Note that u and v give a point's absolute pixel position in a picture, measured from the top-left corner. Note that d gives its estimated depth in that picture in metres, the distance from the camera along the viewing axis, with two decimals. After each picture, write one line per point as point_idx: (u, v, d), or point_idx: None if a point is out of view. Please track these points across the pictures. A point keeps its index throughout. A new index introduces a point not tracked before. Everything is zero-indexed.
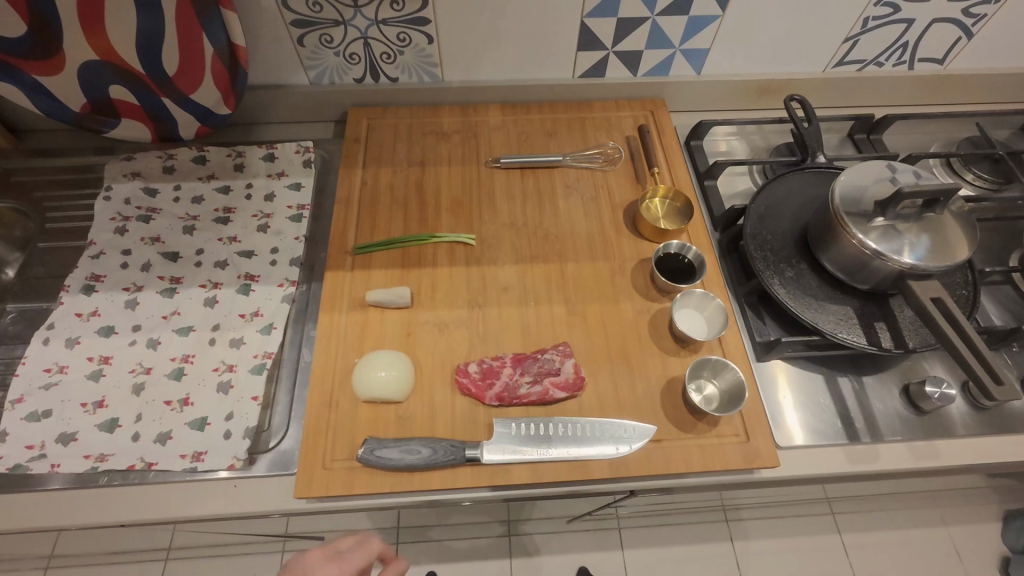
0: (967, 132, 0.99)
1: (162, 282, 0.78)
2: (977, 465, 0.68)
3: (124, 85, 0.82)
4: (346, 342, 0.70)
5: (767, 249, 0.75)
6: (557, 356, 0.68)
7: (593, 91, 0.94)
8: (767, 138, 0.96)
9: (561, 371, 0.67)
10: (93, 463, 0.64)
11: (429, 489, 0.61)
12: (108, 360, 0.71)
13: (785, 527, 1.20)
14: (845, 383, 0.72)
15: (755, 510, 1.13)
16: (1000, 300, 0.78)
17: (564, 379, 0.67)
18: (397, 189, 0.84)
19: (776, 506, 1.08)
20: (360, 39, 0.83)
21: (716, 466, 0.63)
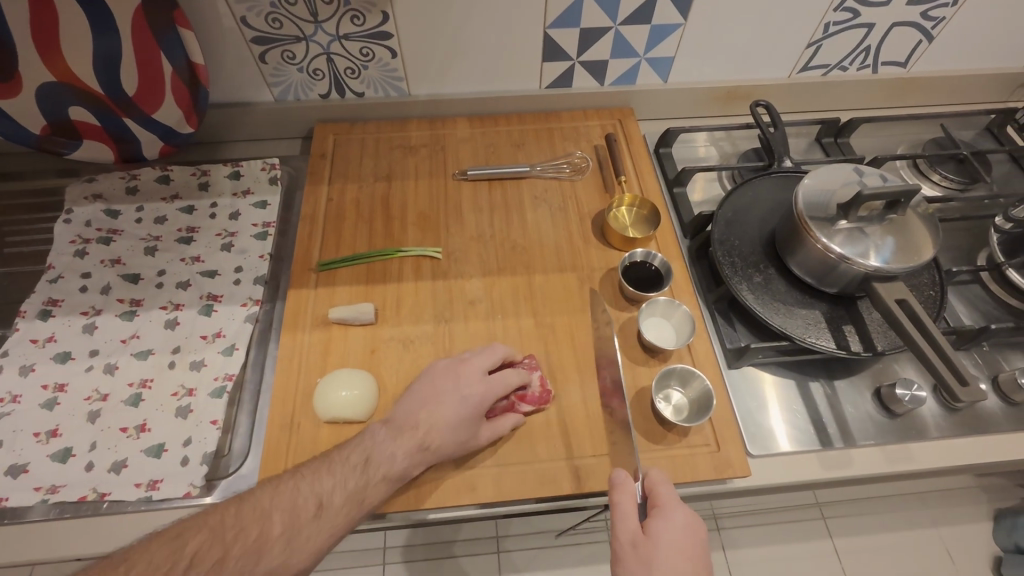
0: (933, 133, 1.00)
1: (122, 306, 0.76)
2: (952, 467, 0.67)
3: (83, 105, 0.80)
4: (309, 361, 0.68)
5: (735, 255, 0.75)
6: (524, 368, 0.67)
7: (561, 102, 0.94)
8: (735, 144, 0.96)
9: (527, 385, 0.66)
10: (43, 495, 0.61)
11: (393, 510, 0.59)
12: (63, 387, 0.69)
13: (774, 534, 1.18)
14: (817, 388, 0.71)
15: (744, 518, 1.11)
16: (969, 299, 0.78)
17: (531, 393, 0.66)
18: (364, 204, 0.83)
19: (764, 512, 1.06)
20: (322, 56, 0.83)
21: (686, 477, 0.62)
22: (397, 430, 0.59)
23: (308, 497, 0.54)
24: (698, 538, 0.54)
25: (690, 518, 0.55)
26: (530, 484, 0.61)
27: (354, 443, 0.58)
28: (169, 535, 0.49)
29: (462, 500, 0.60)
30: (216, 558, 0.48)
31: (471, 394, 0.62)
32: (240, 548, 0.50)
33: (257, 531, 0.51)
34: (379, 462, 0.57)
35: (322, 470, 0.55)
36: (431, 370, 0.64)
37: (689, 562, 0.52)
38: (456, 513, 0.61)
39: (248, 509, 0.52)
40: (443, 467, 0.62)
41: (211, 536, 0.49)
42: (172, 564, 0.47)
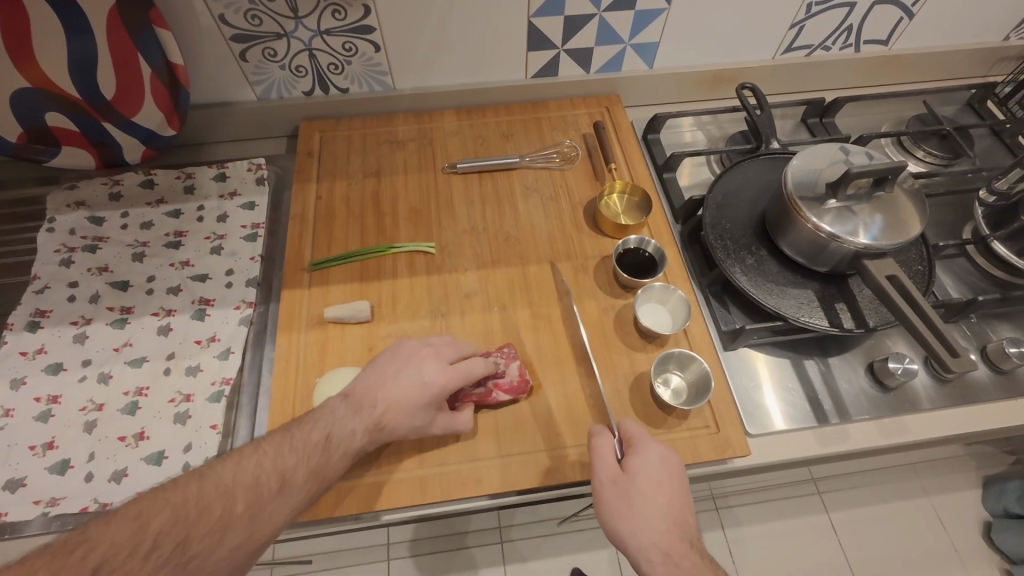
0: (915, 111, 1.01)
1: (112, 314, 0.75)
2: (943, 437, 0.69)
3: (61, 111, 0.79)
4: (307, 361, 0.68)
5: (727, 238, 0.75)
6: (503, 357, 0.67)
7: (547, 91, 0.93)
8: (722, 128, 0.96)
9: (506, 374, 0.66)
10: (43, 509, 0.61)
11: (399, 505, 0.60)
12: (57, 399, 0.68)
13: (773, 510, 1.19)
14: (812, 366, 0.72)
15: (744, 496, 1.12)
16: (957, 273, 0.79)
17: (508, 382, 0.65)
18: (354, 201, 0.82)
19: (762, 489, 1.07)
20: (304, 52, 0.81)
21: (687, 459, 0.63)
22: (356, 407, 0.58)
23: (271, 474, 0.52)
24: (673, 468, 0.57)
25: (665, 453, 0.57)
26: (532, 474, 0.61)
27: (312, 422, 0.57)
28: (128, 515, 0.47)
29: (467, 492, 0.60)
30: (179, 540, 0.47)
31: (438, 377, 0.61)
32: (204, 527, 0.48)
33: (221, 509, 0.50)
34: (337, 440, 0.56)
35: (285, 447, 0.54)
36: (390, 350, 0.63)
37: (668, 491, 0.55)
38: (461, 505, 0.61)
39: (211, 486, 0.51)
40: (446, 462, 0.62)
41: (175, 515, 0.48)
42: (134, 546, 0.46)
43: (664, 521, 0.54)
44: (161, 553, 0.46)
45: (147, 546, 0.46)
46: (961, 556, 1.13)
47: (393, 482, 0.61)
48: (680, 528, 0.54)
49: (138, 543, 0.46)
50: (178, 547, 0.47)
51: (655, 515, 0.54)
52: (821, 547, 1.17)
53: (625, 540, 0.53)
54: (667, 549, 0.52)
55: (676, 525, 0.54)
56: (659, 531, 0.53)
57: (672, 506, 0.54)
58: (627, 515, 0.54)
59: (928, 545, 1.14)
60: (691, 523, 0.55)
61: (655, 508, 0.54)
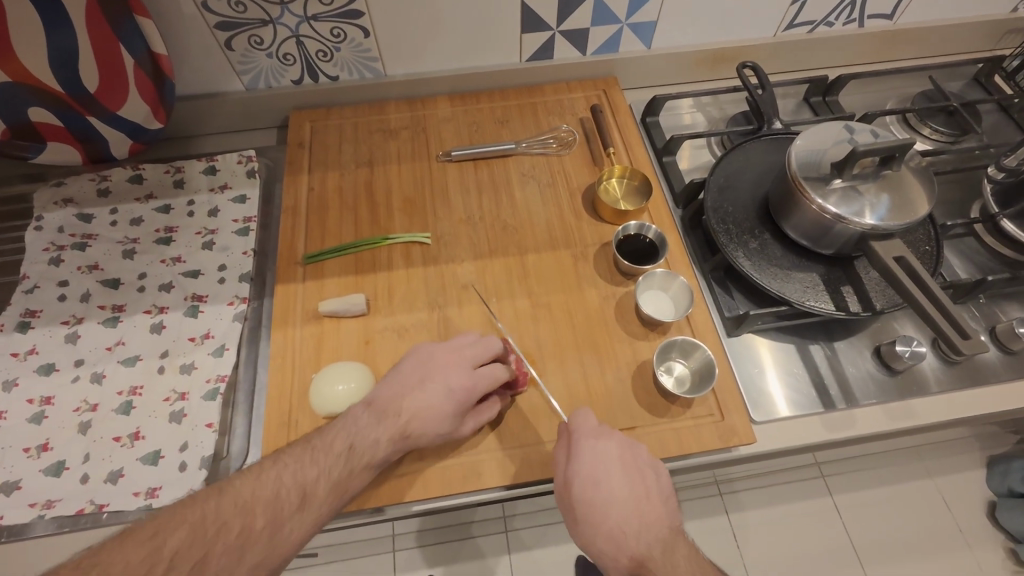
0: (920, 86, 0.98)
1: (104, 312, 0.74)
2: (951, 420, 0.67)
3: (44, 106, 0.76)
4: (303, 356, 0.67)
5: (729, 222, 0.73)
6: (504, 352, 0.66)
7: (543, 75, 0.91)
8: (723, 109, 0.94)
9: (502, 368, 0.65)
10: (39, 511, 0.60)
11: (400, 501, 0.59)
12: (50, 400, 0.67)
13: (779, 495, 1.17)
14: (817, 351, 0.71)
15: (751, 481, 1.10)
16: (965, 252, 0.78)
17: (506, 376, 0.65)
18: (347, 192, 0.80)
19: (768, 474, 1.06)
20: (292, 39, 0.79)
21: (692, 449, 0.61)
22: (379, 415, 0.58)
23: (290, 489, 0.52)
24: (611, 460, 0.56)
25: (601, 446, 0.56)
26: (534, 467, 0.61)
27: (335, 430, 0.57)
28: (144, 533, 0.47)
29: (469, 486, 0.59)
30: (197, 559, 0.47)
31: (459, 383, 0.60)
32: (222, 546, 0.48)
33: (239, 526, 0.50)
34: (361, 449, 0.56)
35: (306, 459, 0.54)
36: (414, 352, 0.62)
37: (609, 488, 0.55)
38: (463, 499, 0.61)
39: (229, 502, 0.51)
40: (447, 456, 0.61)
41: (192, 535, 0.48)
42: (149, 566, 0.45)
43: (609, 521, 0.54)
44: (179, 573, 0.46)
45: (163, 566, 0.46)
46: (964, 535, 1.13)
47: (393, 478, 0.60)
48: (630, 521, 0.54)
49: (153, 564, 0.46)
50: (197, 566, 0.47)
51: (598, 518, 0.54)
52: (824, 530, 1.17)
53: (583, 547, 0.56)
54: (617, 547, 0.53)
55: (626, 518, 0.54)
56: (605, 534, 0.53)
57: (615, 501, 0.54)
58: (575, 525, 0.55)
59: (930, 525, 1.14)
60: (648, 508, 0.54)
61: (596, 513, 0.54)
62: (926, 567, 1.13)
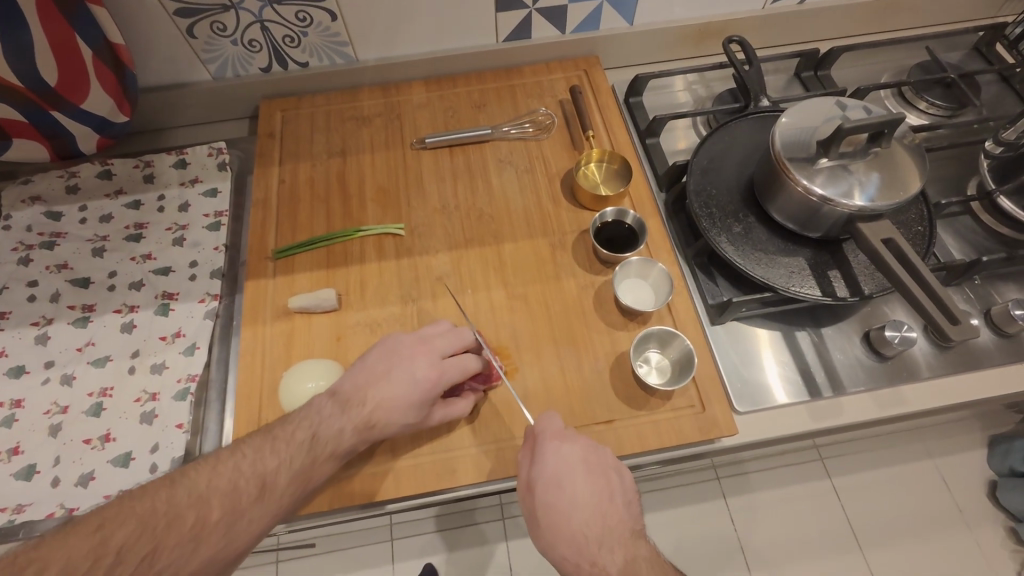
0: (918, 58, 0.94)
1: (74, 312, 0.72)
2: (942, 407, 0.65)
3: (5, 103, 0.73)
4: (273, 354, 0.65)
5: (713, 205, 0.71)
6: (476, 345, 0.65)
7: (521, 56, 0.87)
8: (710, 87, 0.90)
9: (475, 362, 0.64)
10: (10, 516, 0.59)
11: (372, 500, 0.58)
12: (20, 403, 0.66)
13: (782, 476, 1.08)
14: (803, 337, 0.68)
15: (762, 462, 1.02)
16: (960, 231, 0.75)
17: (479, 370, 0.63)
18: (318, 183, 0.78)
19: (770, 457, 0.97)
20: (256, 24, 0.76)
21: (672, 442, 0.60)
22: (343, 404, 0.56)
23: (248, 479, 0.51)
24: (576, 462, 0.55)
25: (566, 448, 0.55)
26: (510, 464, 0.60)
27: (297, 420, 0.56)
28: (89, 526, 0.46)
29: (443, 484, 0.58)
30: (146, 552, 0.46)
31: (424, 375, 0.58)
32: (174, 538, 0.47)
33: (193, 518, 0.48)
34: (324, 439, 0.54)
35: (265, 450, 0.53)
36: (380, 344, 0.61)
37: (573, 491, 0.54)
38: (438, 496, 0.59)
39: (182, 493, 0.49)
40: (420, 453, 0.60)
41: (141, 527, 0.47)
42: (95, 559, 0.44)
43: (571, 524, 0.53)
44: (126, 566, 0.45)
45: (110, 560, 0.45)
46: (968, 519, 1.03)
47: (365, 477, 0.59)
48: (592, 524, 0.53)
49: (98, 558, 0.45)
50: (146, 559, 0.46)
51: (560, 521, 0.53)
52: (822, 515, 1.07)
53: (543, 552, 0.55)
54: (578, 551, 0.52)
55: (588, 521, 0.53)
56: (566, 538, 0.53)
57: (579, 504, 0.54)
58: (536, 529, 0.54)
59: (933, 507, 1.05)
60: (611, 511, 0.54)
61: (558, 517, 0.53)
62: (928, 550, 1.03)
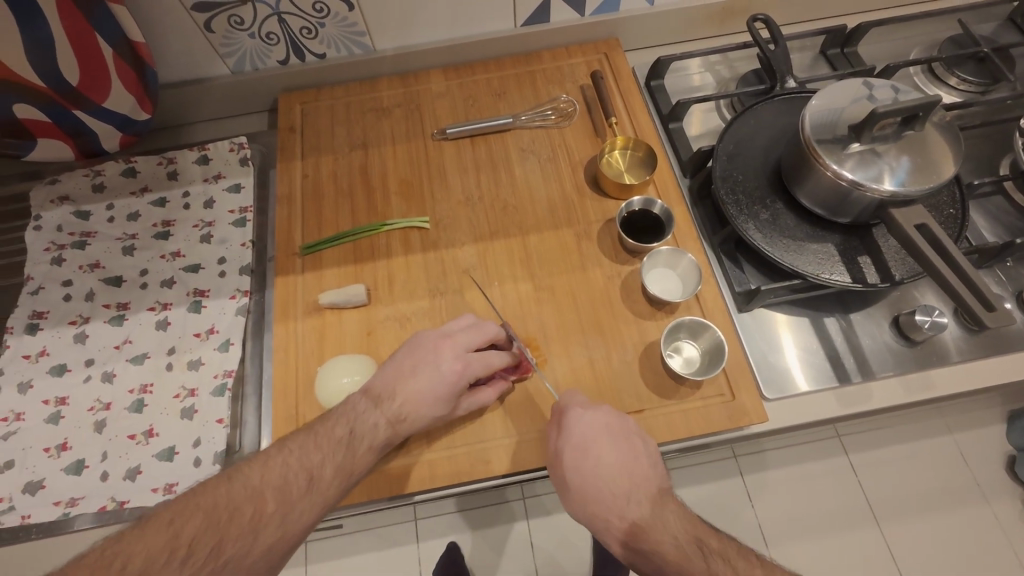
0: (948, 31, 0.91)
1: (109, 311, 0.74)
2: (973, 390, 0.65)
3: (29, 103, 0.73)
4: (306, 350, 0.66)
5: (740, 192, 0.70)
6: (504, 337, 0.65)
7: (539, 40, 0.86)
8: (733, 67, 0.88)
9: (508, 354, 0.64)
10: (64, 509, 0.62)
11: (410, 490, 0.60)
12: (65, 401, 0.68)
13: (801, 453, 1.09)
14: (832, 323, 0.68)
15: (777, 441, 1.03)
16: (992, 212, 0.74)
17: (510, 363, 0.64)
18: (342, 177, 0.78)
19: (790, 436, 0.98)
20: (273, 16, 0.75)
21: (702, 430, 0.61)
22: (375, 400, 0.58)
23: (297, 473, 0.53)
24: (600, 428, 0.56)
25: (588, 414, 0.57)
26: (544, 453, 0.61)
27: (335, 417, 0.57)
28: (162, 521, 0.48)
29: (477, 474, 0.60)
30: (213, 543, 0.48)
31: (451, 368, 0.59)
32: (236, 529, 0.49)
33: (251, 510, 0.50)
34: (362, 433, 0.56)
35: (310, 445, 0.54)
36: (408, 344, 0.61)
37: (598, 453, 0.55)
38: (472, 485, 0.61)
39: (239, 487, 0.51)
40: (454, 444, 0.61)
41: (206, 521, 0.49)
42: (170, 552, 0.47)
43: (599, 485, 0.55)
44: (197, 558, 0.47)
45: (183, 552, 0.47)
46: (985, 493, 1.03)
47: (401, 468, 0.60)
48: (619, 483, 0.54)
49: (173, 550, 0.47)
50: (213, 551, 0.48)
51: (587, 482, 0.55)
52: (839, 491, 1.07)
53: (574, 514, 0.56)
54: (608, 508, 0.54)
55: (614, 480, 0.55)
56: (595, 497, 0.54)
57: (604, 465, 0.55)
58: (565, 492, 0.56)
59: (951, 482, 1.04)
60: (637, 470, 0.55)
61: (585, 479, 0.55)
62: (944, 526, 1.03)
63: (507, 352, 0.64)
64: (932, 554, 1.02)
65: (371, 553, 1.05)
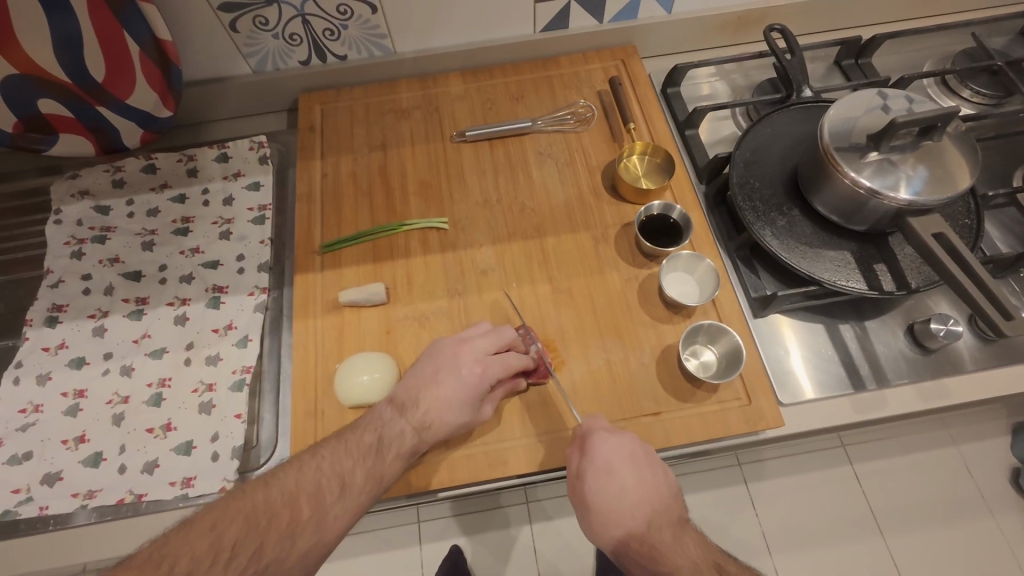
0: (961, 43, 0.92)
1: (128, 305, 0.74)
2: (986, 399, 0.66)
3: (54, 98, 0.75)
4: (325, 347, 0.67)
5: (757, 198, 0.71)
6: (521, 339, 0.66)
7: (557, 45, 0.87)
8: (748, 76, 0.89)
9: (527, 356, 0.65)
10: (82, 501, 0.62)
11: (428, 489, 0.60)
12: (83, 393, 0.68)
13: (806, 462, 1.09)
14: (847, 330, 0.69)
15: (778, 449, 1.03)
16: (1004, 223, 0.75)
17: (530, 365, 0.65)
18: (360, 177, 0.79)
19: (795, 444, 0.98)
20: (297, 18, 0.76)
21: (719, 433, 0.61)
22: (401, 407, 0.59)
23: (330, 478, 0.54)
24: (624, 453, 0.56)
25: (614, 440, 0.57)
26: (563, 454, 0.61)
27: (364, 424, 0.58)
28: (204, 524, 0.49)
29: (494, 473, 0.60)
30: (254, 547, 0.50)
31: (469, 369, 0.60)
32: (275, 534, 0.51)
33: (289, 515, 0.52)
34: (390, 440, 0.57)
35: (342, 453, 0.55)
36: (429, 348, 0.62)
37: (621, 478, 0.56)
38: (491, 485, 0.62)
39: (276, 492, 0.53)
40: (473, 444, 0.62)
41: (247, 524, 0.50)
42: (214, 556, 0.48)
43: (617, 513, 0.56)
44: (240, 560, 0.49)
45: (227, 554, 0.48)
46: (989, 504, 1.03)
47: (420, 466, 0.61)
48: (638, 509, 0.55)
49: (218, 552, 0.48)
50: (254, 555, 0.49)
51: (609, 506, 0.55)
52: (842, 500, 1.06)
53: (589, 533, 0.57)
54: (624, 531, 0.55)
55: (634, 507, 0.55)
56: (614, 521, 0.55)
57: (627, 492, 0.56)
58: (586, 514, 0.57)
59: (957, 494, 1.04)
60: (657, 497, 0.56)
61: (607, 501, 0.56)
62: (950, 537, 1.03)
63: (525, 355, 0.64)
64: (937, 566, 1.02)
65: (374, 555, 1.04)
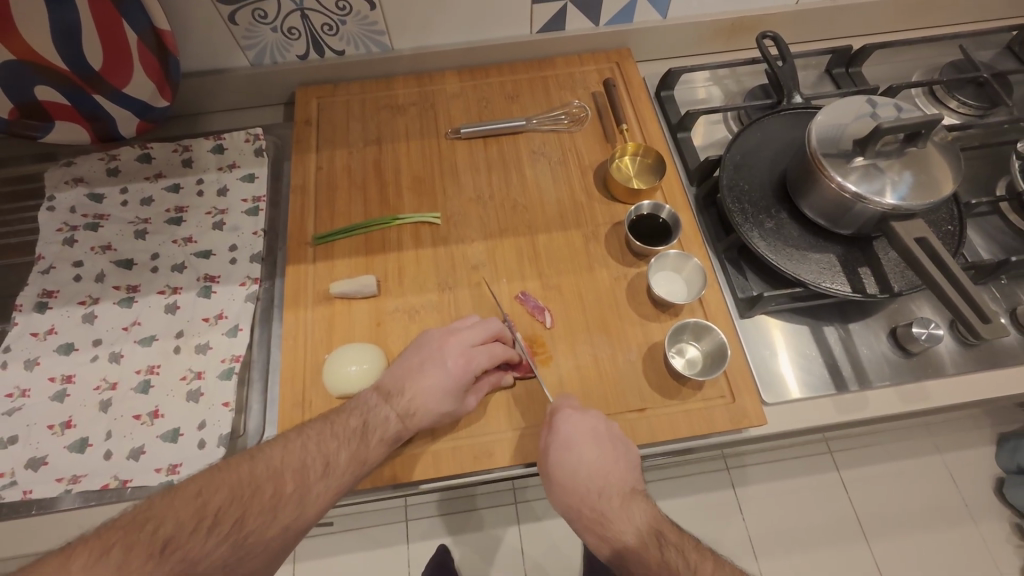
0: (950, 56, 0.94)
1: (119, 292, 0.74)
2: (967, 403, 0.67)
3: (51, 84, 0.75)
4: (314, 339, 0.67)
5: (745, 201, 0.72)
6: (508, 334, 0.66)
7: (553, 47, 0.88)
8: (741, 82, 0.90)
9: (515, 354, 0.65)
10: (66, 486, 0.62)
11: (413, 480, 0.60)
12: (71, 378, 0.68)
13: (793, 468, 1.09)
14: (831, 332, 0.70)
15: (762, 455, 1.03)
16: (987, 231, 0.76)
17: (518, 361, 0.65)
18: (355, 171, 0.79)
19: (781, 451, 0.99)
20: (296, 12, 0.77)
21: (703, 430, 0.62)
22: (385, 396, 0.59)
23: (315, 458, 0.54)
24: (585, 430, 0.58)
25: (577, 418, 0.58)
26: None
27: (350, 408, 0.58)
28: (191, 491, 0.50)
29: (479, 465, 0.60)
30: (236, 517, 0.50)
31: (454, 363, 0.60)
32: (258, 506, 0.51)
33: (272, 490, 0.52)
34: (375, 426, 0.57)
35: (327, 434, 0.56)
36: (417, 340, 0.63)
37: (580, 453, 0.57)
38: (475, 477, 0.62)
39: (261, 466, 0.53)
40: (459, 436, 0.62)
41: (231, 494, 0.51)
42: (198, 521, 0.49)
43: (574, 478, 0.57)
44: (222, 528, 0.50)
45: (209, 521, 0.49)
46: (972, 512, 1.04)
47: (404, 457, 0.61)
48: (596, 486, 0.57)
49: (201, 518, 0.49)
50: (237, 523, 0.50)
51: (566, 476, 0.58)
52: (827, 506, 1.07)
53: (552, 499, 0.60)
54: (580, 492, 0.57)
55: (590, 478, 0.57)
56: (575, 498, 0.57)
57: (584, 464, 0.57)
58: (547, 481, 0.59)
59: (942, 502, 1.05)
60: (613, 473, 0.57)
61: (568, 481, 0.58)
62: (934, 545, 1.03)
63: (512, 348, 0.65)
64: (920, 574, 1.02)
65: (360, 552, 1.04)
